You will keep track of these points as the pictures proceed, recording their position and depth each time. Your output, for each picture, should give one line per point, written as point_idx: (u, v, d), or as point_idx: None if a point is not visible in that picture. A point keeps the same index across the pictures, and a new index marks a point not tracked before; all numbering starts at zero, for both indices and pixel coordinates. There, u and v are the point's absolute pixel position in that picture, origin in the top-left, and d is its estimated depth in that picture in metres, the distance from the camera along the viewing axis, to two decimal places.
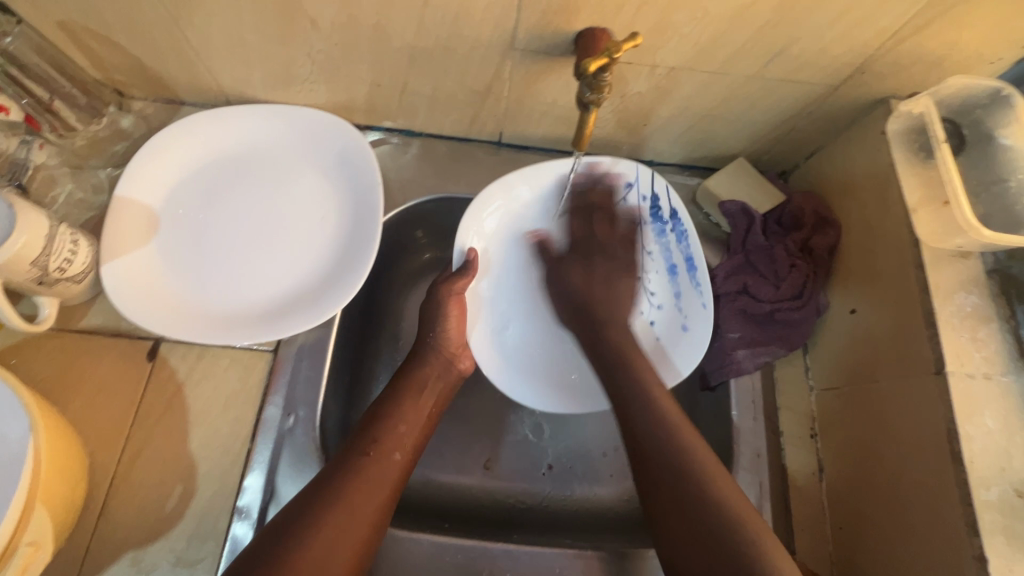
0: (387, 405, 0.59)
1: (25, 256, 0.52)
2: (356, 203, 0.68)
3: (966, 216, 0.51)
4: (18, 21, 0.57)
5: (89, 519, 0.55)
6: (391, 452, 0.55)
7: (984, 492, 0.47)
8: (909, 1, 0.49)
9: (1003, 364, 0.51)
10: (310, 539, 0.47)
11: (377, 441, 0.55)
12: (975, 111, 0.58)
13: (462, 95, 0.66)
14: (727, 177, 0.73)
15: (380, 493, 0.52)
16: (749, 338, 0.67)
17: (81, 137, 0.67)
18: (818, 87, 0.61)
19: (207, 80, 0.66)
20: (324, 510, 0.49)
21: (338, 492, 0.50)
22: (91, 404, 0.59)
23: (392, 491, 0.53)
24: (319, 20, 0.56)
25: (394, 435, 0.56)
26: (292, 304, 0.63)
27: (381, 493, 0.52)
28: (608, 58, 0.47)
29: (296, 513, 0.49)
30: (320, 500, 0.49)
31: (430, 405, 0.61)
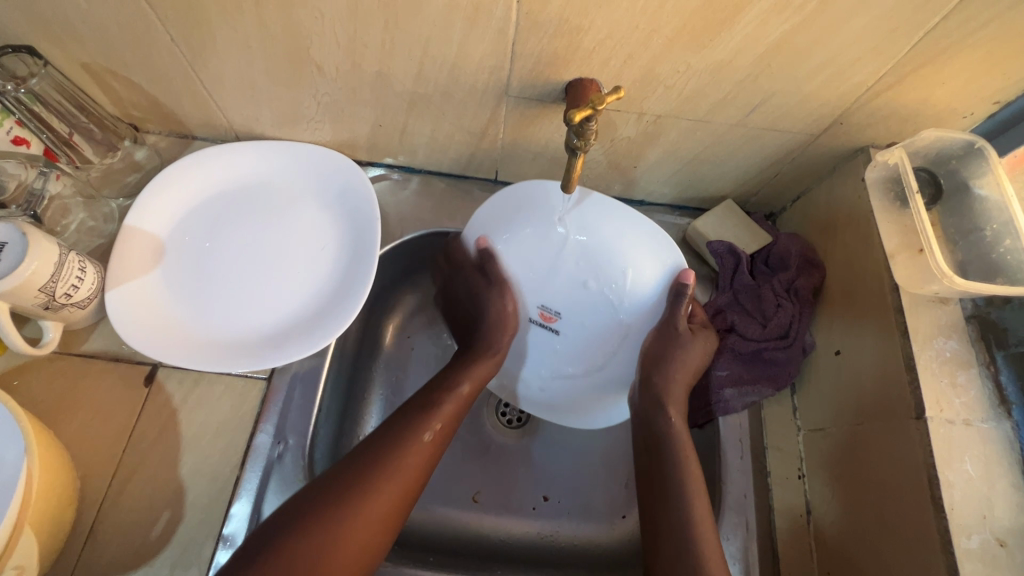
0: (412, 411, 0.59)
1: (34, 282, 0.55)
2: (354, 236, 0.70)
3: (940, 264, 0.53)
4: (44, 64, 0.60)
5: (76, 542, 0.56)
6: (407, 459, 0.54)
7: (964, 540, 0.47)
8: (881, 60, 0.52)
9: (981, 410, 0.52)
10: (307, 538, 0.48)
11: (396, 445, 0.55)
12: (950, 162, 0.60)
13: (459, 136, 0.69)
14: (716, 218, 0.75)
15: (394, 495, 0.53)
16: (736, 376, 0.68)
17: (96, 169, 0.70)
18: (799, 136, 0.63)
19: (219, 117, 0.70)
20: (343, 510, 0.50)
21: (345, 495, 0.51)
22: (87, 427, 0.60)
23: (399, 503, 0.53)
24: (325, 66, 0.59)
25: (442, 412, 0.59)
26: (289, 331, 0.65)
27: (387, 504, 0.52)
28: (591, 109, 0.49)
29: (344, 469, 0.53)
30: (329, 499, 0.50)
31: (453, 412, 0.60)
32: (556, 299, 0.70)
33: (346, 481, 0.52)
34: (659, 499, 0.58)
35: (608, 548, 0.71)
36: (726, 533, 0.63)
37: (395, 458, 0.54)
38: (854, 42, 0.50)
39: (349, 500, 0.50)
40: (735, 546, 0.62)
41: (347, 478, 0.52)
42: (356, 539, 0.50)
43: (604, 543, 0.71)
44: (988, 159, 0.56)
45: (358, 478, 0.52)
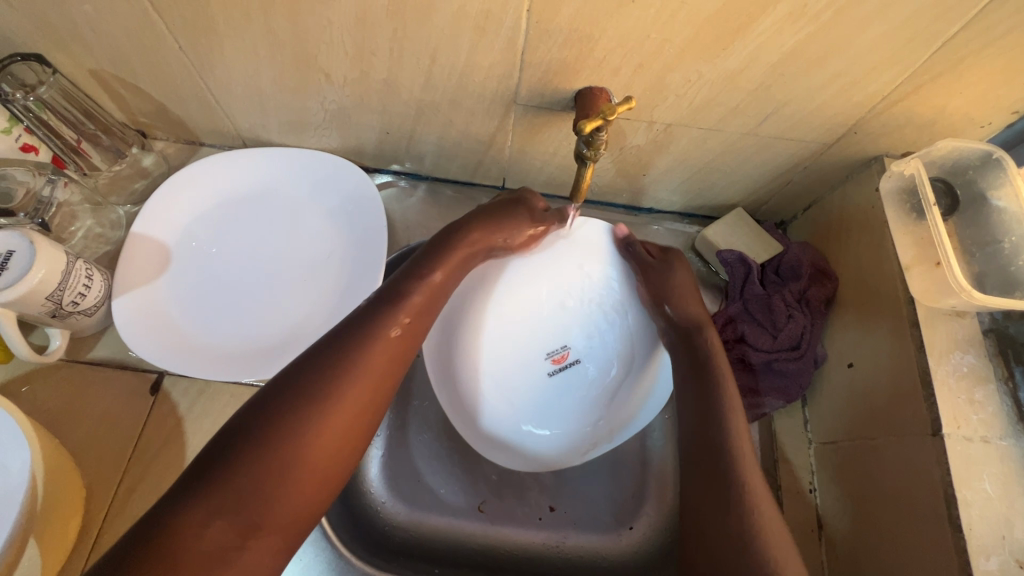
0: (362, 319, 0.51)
1: (41, 291, 0.54)
2: (361, 244, 0.70)
3: (958, 279, 0.52)
4: (53, 72, 0.61)
5: (81, 552, 0.55)
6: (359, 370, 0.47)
7: (983, 561, 0.46)
8: (897, 69, 0.51)
9: (1000, 427, 0.51)
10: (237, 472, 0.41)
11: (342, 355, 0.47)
12: (967, 172, 0.59)
13: (467, 143, 0.69)
14: (726, 226, 0.74)
15: (348, 410, 0.46)
16: (745, 387, 0.67)
17: (104, 176, 0.70)
18: (812, 145, 0.62)
19: (226, 124, 0.70)
20: (287, 426, 0.43)
21: (285, 414, 0.43)
22: (93, 435, 0.60)
23: (355, 415, 0.46)
24: (333, 73, 0.59)
25: (409, 307, 0.53)
26: (296, 340, 0.65)
27: (342, 419, 0.45)
28: (602, 119, 0.48)
29: (315, 362, 0.47)
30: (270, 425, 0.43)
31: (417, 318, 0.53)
32: (573, 341, 0.67)
33: (308, 380, 0.45)
34: (702, 446, 0.55)
35: (615, 559, 0.71)
36: None
37: (364, 358, 0.48)
38: (869, 52, 0.49)
39: (324, 406, 0.45)
40: None
41: (317, 376, 0.46)
42: (315, 454, 0.43)
43: (611, 553, 0.71)
44: (1007, 169, 0.55)
45: (330, 374, 0.46)
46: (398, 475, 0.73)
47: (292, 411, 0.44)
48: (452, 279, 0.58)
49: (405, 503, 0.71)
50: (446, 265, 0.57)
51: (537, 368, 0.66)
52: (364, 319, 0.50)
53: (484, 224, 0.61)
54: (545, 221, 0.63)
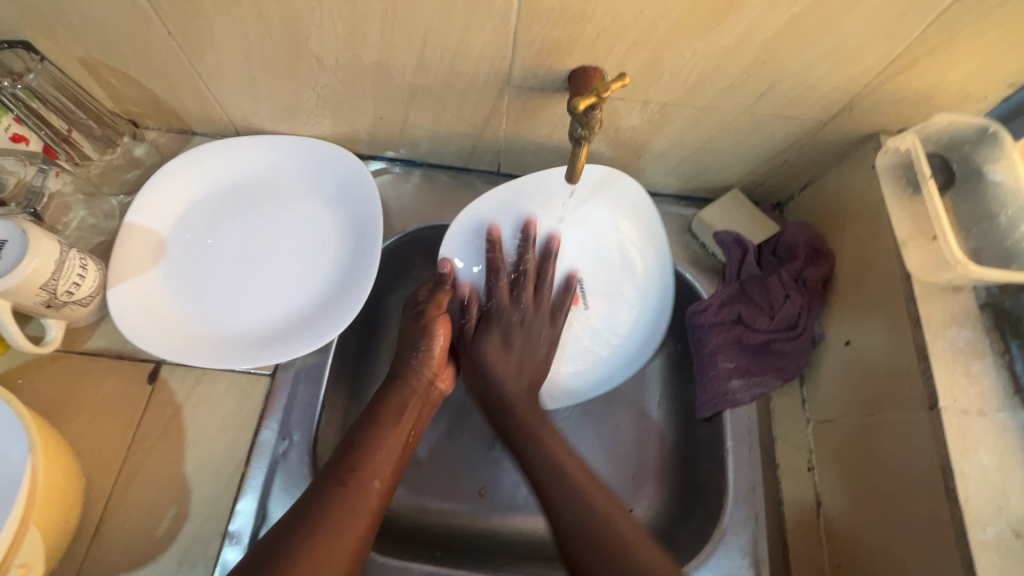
0: (363, 431, 0.59)
1: (35, 279, 0.54)
2: (357, 230, 0.70)
3: (955, 251, 0.52)
4: (41, 59, 0.60)
5: (83, 540, 0.56)
6: (369, 480, 0.55)
7: (980, 531, 0.47)
8: (892, 43, 0.50)
9: (997, 400, 0.51)
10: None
11: (354, 470, 0.55)
12: (964, 147, 0.59)
13: (460, 127, 0.68)
14: (721, 208, 0.74)
15: (359, 520, 0.53)
16: (743, 368, 0.67)
17: (95, 166, 0.69)
18: (808, 123, 0.62)
19: (217, 112, 0.69)
20: (305, 539, 0.49)
21: (311, 523, 0.51)
22: (91, 425, 0.60)
23: (370, 521, 0.54)
24: (324, 57, 0.58)
25: (376, 457, 0.57)
26: (293, 328, 0.65)
27: (357, 523, 0.52)
28: (595, 97, 0.48)
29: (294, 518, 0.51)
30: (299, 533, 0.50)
31: (409, 426, 0.62)
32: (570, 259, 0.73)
33: (311, 516, 0.51)
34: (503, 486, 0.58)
35: None
36: (734, 526, 0.62)
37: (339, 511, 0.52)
38: (864, 25, 0.49)
39: (299, 565, 0.48)
40: (744, 540, 0.61)
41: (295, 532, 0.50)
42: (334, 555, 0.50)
43: None
44: (1003, 142, 0.55)
45: (310, 525, 0.51)
46: None
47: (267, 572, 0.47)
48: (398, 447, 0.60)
49: (407, 489, 0.72)
50: (390, 442, 0.59)
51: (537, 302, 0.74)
52: (325, 477, 0.55)
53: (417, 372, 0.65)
54: (439, 293, 0.68)
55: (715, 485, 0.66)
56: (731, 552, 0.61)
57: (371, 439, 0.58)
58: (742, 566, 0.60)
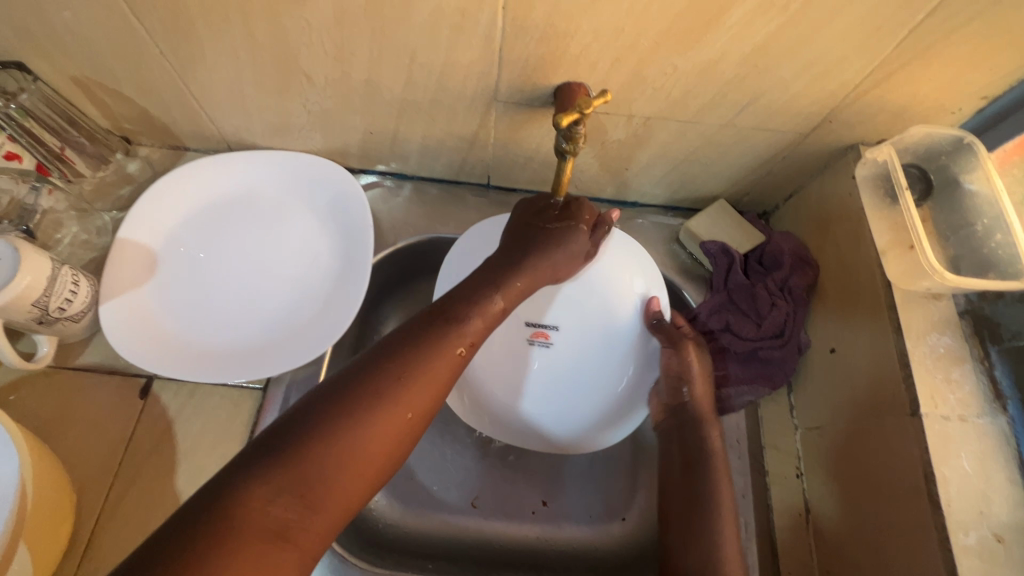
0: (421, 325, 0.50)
1: (27, 296, 0.55)
2: (347, 244, 0.70)
3: (931, 262, 0.53)
4: (34, 79, 0.61)
5: (73, 556, 0.55)
6: (403, 410, 0.45)
7: (962, 536, 0.47)
8: (866, 58, 0.52)
9: (977, 405, 0.52)
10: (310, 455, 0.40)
11: (401, 383, 0.46)
12: (940, 157, 0.60)
13: (450, 141, 0.69)
14: (709, 218, 0.75)
15: (423, 389, 0.47)
16: (732, 375, 0.68)
17: (88, 182, 0.70)
18: (789, 135, 0.63)
19: (209, 128, 0.70)
20: (345, 418, 0.42)
21: (351, 397, 0.44)
22: (82, 440, 0.60)
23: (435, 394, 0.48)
24: (314, 74, 0.59)
25: (432, 365, 0.48)
26: (284, 342, 0.65)
27: (399, 424, 0.45)
28: (578, 113, 0.49)
29: (187, 523, 0.36)
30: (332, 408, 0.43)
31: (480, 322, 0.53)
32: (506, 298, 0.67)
33: (331, 402, 0.43)
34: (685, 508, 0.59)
35: (608, 548, 0.71)
36: None
37: (344, 449, 0.42)
38: (839, 41, 0.50)
39: (334, 440, 0.41)
40: None
41: (275, 452, 0.40)
42: (369, 457, 0.43)
43: (601, 543, 0.72)
44: (977, 154, 0.57)
45: (212, 562, 0.35)
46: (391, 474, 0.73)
47: (192, 549, 0.35)
48: (483, 325, 0.53)
49: (398, 498, 0.72)
50: (470, 328, 0.52)
51: (511, 341, 0.68)
52: (391, 348, 0.48)
53: (461, 304, 0.53)
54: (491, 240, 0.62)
55: None
56: None
57: (428, 354, 0.48)
58: None
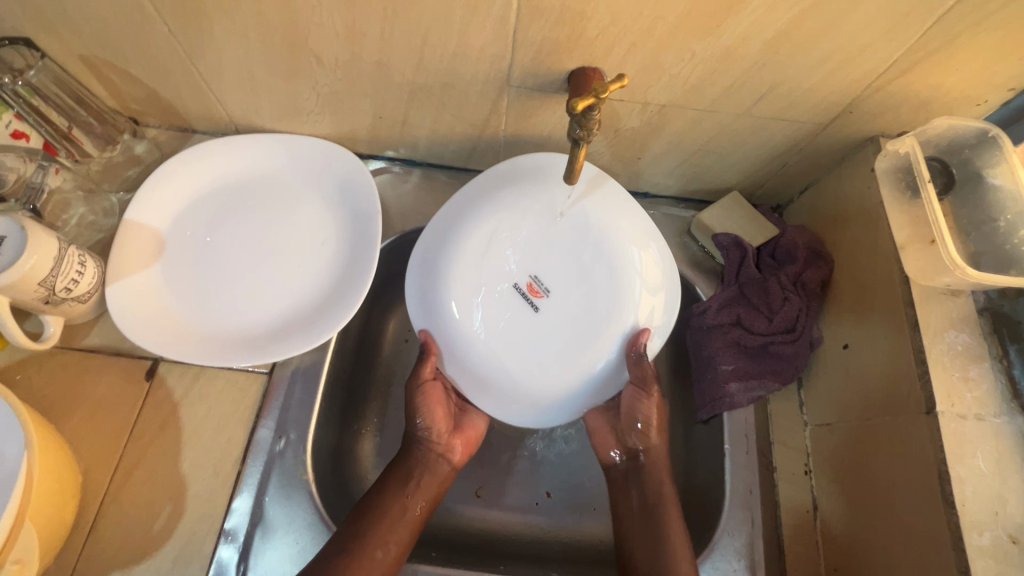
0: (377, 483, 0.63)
1: (33, 276, 0.54)
2: (355, 230, 0.70)
3: (952, 256, 0.51)
4: (42, 56, 0.60)
5: (79, 536, 0.56)
6: (373, 551, 0.56)
7: (976, 536, 0.47)
8: (890, 46, 0.50)
9: (995, 405, 0.51)
10: None
11: (358, 540, 0.56)
12: (963, 151, 0.59)
13: (460, 127, 0.68)
14: (722, 210, 0.74)
15: (386, 553, 0.57)
16: (742, 371, 0.66)
17: (96, 163, 0.70)
18: (808, 125, 0.62)
19: (217, 110, 0.69)
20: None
21: (316, 570, 0.54)
22: (88, 421, 0.60)
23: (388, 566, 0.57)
24: (324, 56, 0.58)
25: (381, 530, 0.58)
26: (290, 327, 0.65)
27: None
28: (594, 98, 0.48)
29: None
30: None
31: (421, 497, 0.63)
32: (507, 302, 0.65)
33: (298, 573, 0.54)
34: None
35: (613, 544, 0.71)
36: (731, 529, 0.62)
37: None
38: (864, 27, 0.49)
39: None
40: (740, 543, 0.61)
41: None
42: None
43: (601, 536, 0.71)
44: (1002, 147, 0.55)
45: None
46: None
47: None
48: (430, 479, 0.65)
49: None
50: (423, 483, 0.64)
51: (518, 316, 0.65)
52: (372, 500, 0.61)
53: (394, 494, 0.61)
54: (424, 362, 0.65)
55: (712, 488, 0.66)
56: (728, 555, 0.61)
57: (381, 506, 0.60)
58: (738, 570, 0.60)
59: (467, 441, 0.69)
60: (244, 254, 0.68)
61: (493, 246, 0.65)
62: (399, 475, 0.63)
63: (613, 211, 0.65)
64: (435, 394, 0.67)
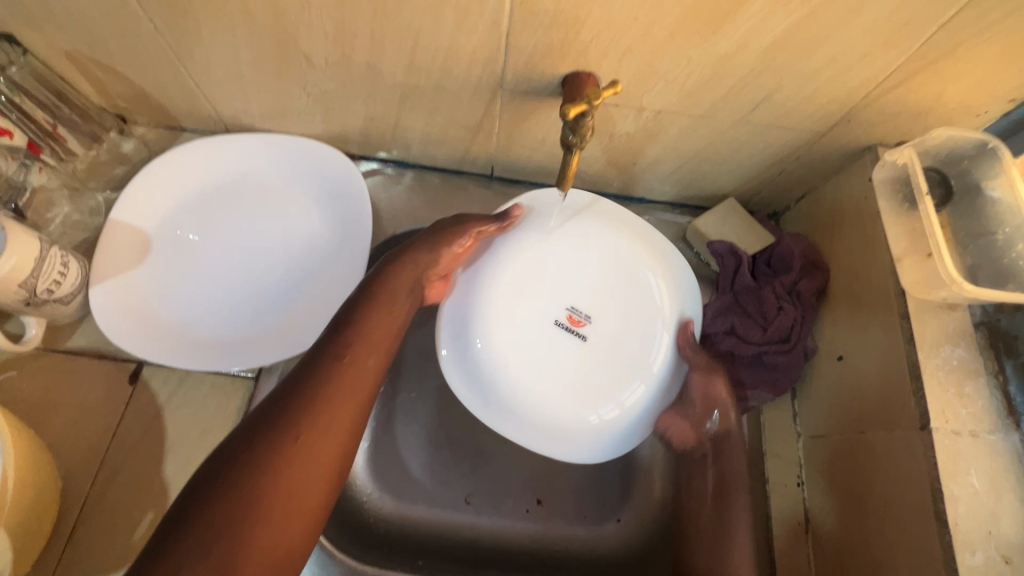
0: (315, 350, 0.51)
1: (13, 277, 0.53)
2: (346, 232, 0.69)
3: (948, 270, 0.51)
4: (23, 51, 0.59)
5: (59, 542, 0.55)
6: (312, 424, 0.46)
7: (968, 555, 0.46)
8: (890, 55, 0.49)
9: (989, 421, 0.51)
10: (227, 499, 0.41)
11: (293, 420, 0.45)
12: (962, 162, 0.58)
13: (453, 130, 0.67)
14: (718, 216, 0.73)
15: (343, 423, 0.48)
16: (734, 380, 0.66)
17: (81, 161, 0.68)
18: (806, 133, 0.61)
19: (206, 108, 0.68)
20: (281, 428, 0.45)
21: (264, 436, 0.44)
22: (70, 425, 0.59)
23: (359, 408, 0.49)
24: (314, 56, 0.57)
25: (329, 395, 0.48)
26: (277, 331, 0.64)
27: (316, 466, 0.45)
28: (586, 105, 0.47)
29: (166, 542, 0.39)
30: (263, 434, 0.44)
31: (370, 358, 0.52)
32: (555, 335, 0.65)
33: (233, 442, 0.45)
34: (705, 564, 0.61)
35: (604, 546, 0.71)
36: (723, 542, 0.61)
37: (278, 460, 0.43)
38: (862, 36, 0.48)
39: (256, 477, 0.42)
40: None
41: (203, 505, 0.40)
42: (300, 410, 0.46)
43: (591, 541, 0.71)
44: (1002, 159, 0.54)
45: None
46: (385, 464, 0.72)
47: None
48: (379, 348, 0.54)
49: (390, 493, 0.71)
50: (377, 342, 0.54)
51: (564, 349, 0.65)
52: (314, 357, 0.51)
53: (329, 367, 0.50)
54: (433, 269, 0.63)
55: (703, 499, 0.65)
56: None
57: (318, 376, 0.49)
58: None
59: None
60: (232, 258, 0.67)
61: (522, 287, 0.65)
62: (354, 330, 0.53)
63: (623, 233, 0.67)
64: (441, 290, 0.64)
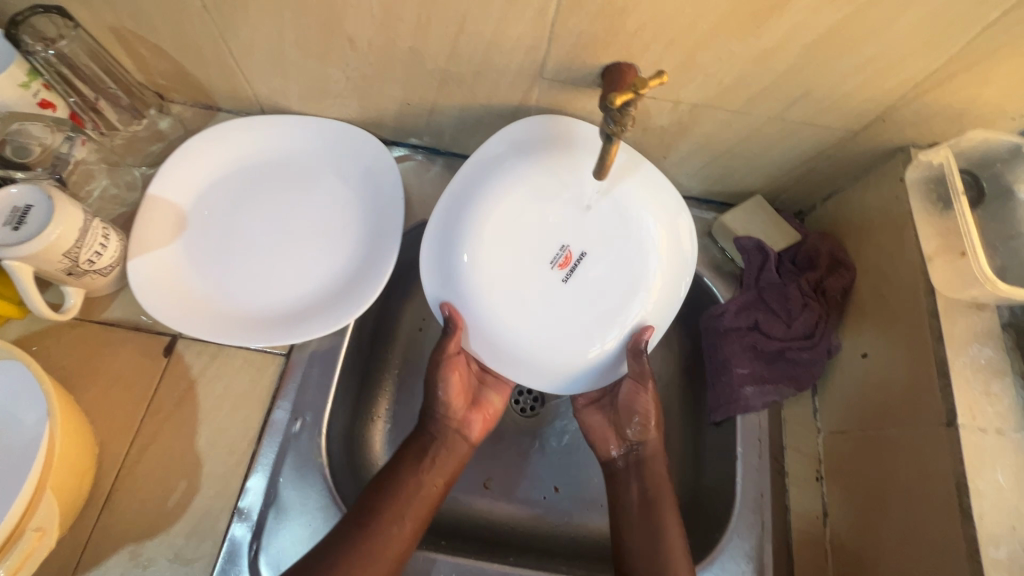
0: (393, 475, 0.60)
1: (58, 247, 0.54)
2: (377, 215, 0.69)
3: (983, 268, 0.52)
4: (75, 26, 0.60)
5: (93, 507, 0.56)
6: (390, 526, 0.56)
7: (992, 550, 0.47)
8: (932, 55, 0.50)
9: (1015, 420, 0.51)
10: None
11: (376, 513, 0.57)
12: (995, 165, 0.59)
13: (488, 118, 0.68)
14: (744, 213, 0.73)
15: (403, 535, 0.57)
16: (757, 375, 0.67)
17: (120, 136, 0.70)
18: (839, 132, 0.62)
19: (244, 89, 0.69)
20: (343, 559, 0.53)
21: (337, 560, 0.53)
22: (106, 393, 0.60)
23: (424, 511, 0.60)
24: (357, 39, 0.58)
25: (400, 501, 0.58)
26: (308, 310, 0.65)
27: (382, 562, 0.55)
28: (633, 94, 0.48)
29: None
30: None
31: (438, 477, 0.62)
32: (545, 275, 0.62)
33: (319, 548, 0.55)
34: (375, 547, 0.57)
35: None
36: (740, 532, 0.62)
37: (347, 569, 0.53)
38: (906, 35, 0.48)
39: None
40: (749, 546, 0.62)
41: None
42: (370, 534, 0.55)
43: (610, 532, 0.71)
44: None
45: None
46: None
47: None
48: (430, 495, 0.61)
49: None
50: (442, 470, 0.63)
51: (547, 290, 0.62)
52: (396, 466, 0.61)
53: (413, 468, 0.61)
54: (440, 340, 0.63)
55: (722, 489, 0.66)
56: (737, 558, 0.61)
57: (398, 480, 0.60)
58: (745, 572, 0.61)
59: (486, 415, 0.68)
60: (265, 236, 0.68)
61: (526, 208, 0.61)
62: (411, 448, 0.63)
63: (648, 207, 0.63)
64: (456, 368, 0.65)
